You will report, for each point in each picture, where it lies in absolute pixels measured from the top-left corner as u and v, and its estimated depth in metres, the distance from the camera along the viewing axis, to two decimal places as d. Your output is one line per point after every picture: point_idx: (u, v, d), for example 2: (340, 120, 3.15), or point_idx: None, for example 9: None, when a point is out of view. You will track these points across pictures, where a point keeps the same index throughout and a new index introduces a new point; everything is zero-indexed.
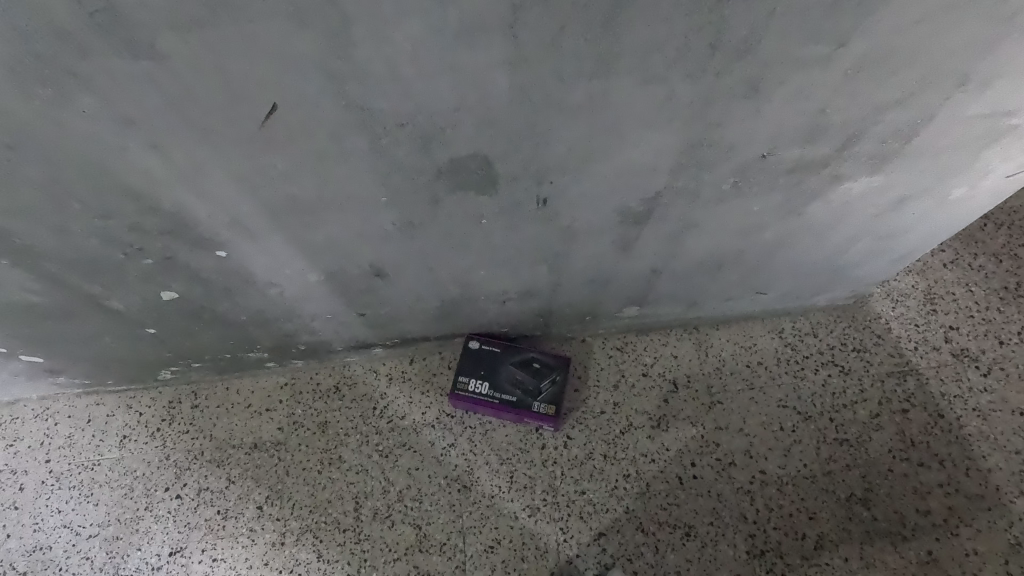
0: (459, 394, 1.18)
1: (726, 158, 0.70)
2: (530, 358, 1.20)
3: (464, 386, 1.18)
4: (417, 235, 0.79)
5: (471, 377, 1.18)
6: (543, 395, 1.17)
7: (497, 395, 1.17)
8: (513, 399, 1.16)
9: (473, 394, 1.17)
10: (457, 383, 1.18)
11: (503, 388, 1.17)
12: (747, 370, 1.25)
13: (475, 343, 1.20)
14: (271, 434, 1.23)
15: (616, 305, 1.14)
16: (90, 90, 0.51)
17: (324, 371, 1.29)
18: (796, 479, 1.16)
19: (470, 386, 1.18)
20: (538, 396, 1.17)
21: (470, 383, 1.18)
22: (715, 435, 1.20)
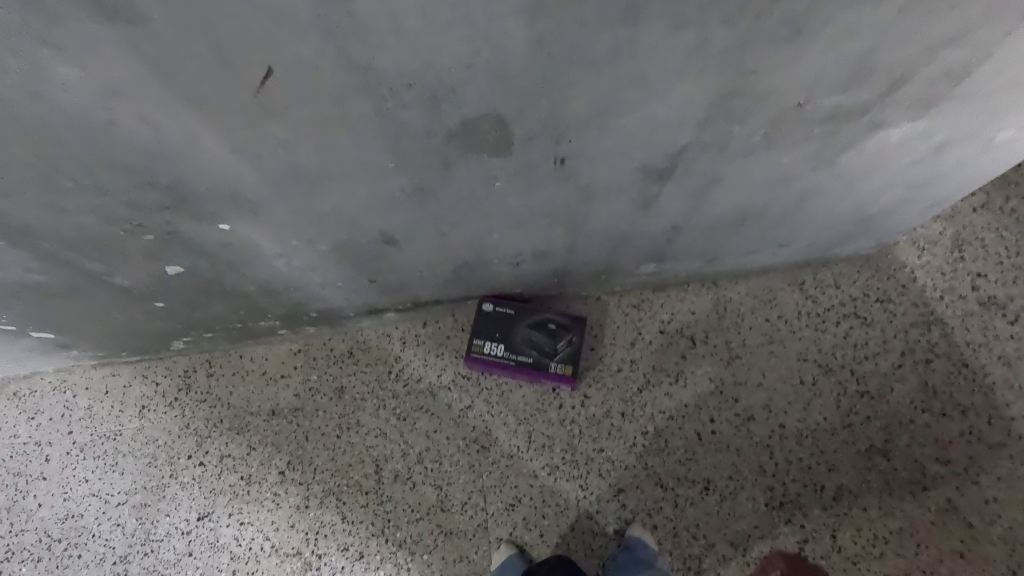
0: (474, 357, 1.17)
1: (759, 108, 0.65)
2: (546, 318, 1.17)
3: (479, 349, 1.17)
4: (428, 199, 0.75)
5: (486, 339, 1.17)
6: (560, 356, 1.16)
7: (513, 357, 1.16)
8: (530, 361, 1.16)
9: (489, 356, 1.17)
10: (472, 346, 1.17)
11: (519, 350, 1.16)
12: (767, 323, 1.23)
13: (489, 305, 1.18)
14: (288, 401, 1.23)
15: (633, 262, 1.11)
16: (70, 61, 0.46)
17: (338, 337, 1.27)
18: (815, 432, 1.15)
19: (486, 348, 1.17)
20: (555, 357, 1.16)
21: (486, 345, 1.17)
22: (734, 390, 1.19)
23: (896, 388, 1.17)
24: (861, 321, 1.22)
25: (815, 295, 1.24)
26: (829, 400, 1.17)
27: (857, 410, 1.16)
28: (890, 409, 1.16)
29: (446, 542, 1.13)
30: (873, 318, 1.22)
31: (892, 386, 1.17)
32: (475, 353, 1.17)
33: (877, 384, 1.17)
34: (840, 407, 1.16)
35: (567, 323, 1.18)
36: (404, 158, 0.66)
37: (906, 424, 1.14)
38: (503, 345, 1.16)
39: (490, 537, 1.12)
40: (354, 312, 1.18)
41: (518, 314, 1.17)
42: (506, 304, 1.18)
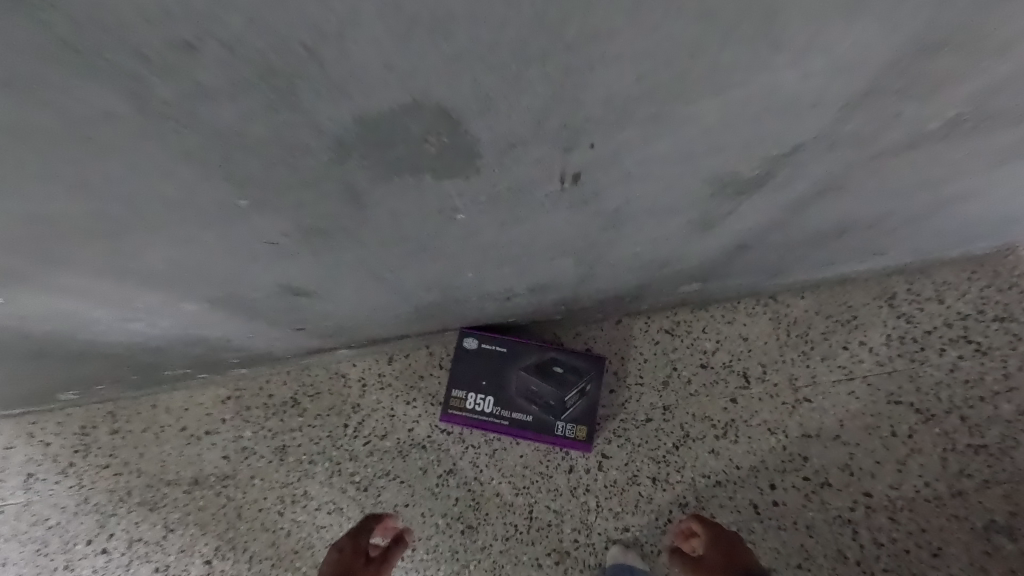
0: (453, 415, 0.88)
1: (953, 48, 0.34)
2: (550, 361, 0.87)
3: (460, 404, 0.88)
4: (348, 210, 0.45)
5: (468, 390, 0.88)
6: (569, 412, 0.87)
7: (506, 414, 0.87)
8: (528, 419, 0.87)
9: (473, 414, 0.88)
10: (450, 399, 0.88)
11: (513, 405, 0.87)
12: (845, 353, 0.92)
13: (473, 343, 0.88)
14: (214, 466, 0.95)
15: (668, 283, 0.80)
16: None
17: (277, 378, 0.98)
18: (914, 502, 0.86)
19: (469, 403, 0.88)
20: (563, 414, 0.87)
21: (468, 399, 0.88)
22: (802, 446, 0.89)
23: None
24: (974, 348, 0.90)
25: (911, 314, 0.92)
26: (931, 459, 0.87)
27: (970, 472, 0.86)
28: (1016, 470, 0.86)
29: None
30: (990, 345, 0.90)
31: (1018, 438, 0.87)
32: (454, 409, 0.88)
33: (997, 435, 0.87)
34: (946, 468, 0.87)
35: (578, 367, 0.88)
36: (272, 153, 0.36)
37: None
38: (491, 398, 0.87)
39: None
40: (292, 351, 0.89)
41: (512, 355, 0.87)
42: (495, 341, 0.88)
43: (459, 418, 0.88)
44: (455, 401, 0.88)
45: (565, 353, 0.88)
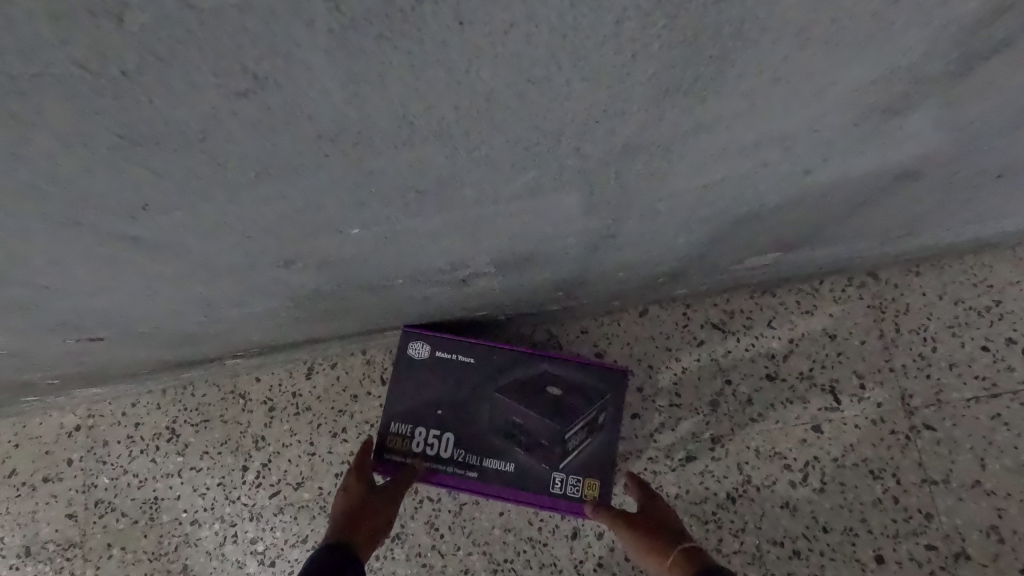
0: (393, 465, 0.58)
1: None
2: (538, 377, 0.59)
3: (403, 447, 0.58)
4: None
5: (416, 425, 0.59)
6: (570, 457, 0.57)
7: (474, 460, 0.58)
8: (508, 469, 0.58)
9: (423, 462, 0.58)
10: (388, 440, 0.58)
11: (484, 446, 0.58)
12: (985, 356, 0.61)
13: (422, 351, 0.60)
14: (55, 530, 0.65)
15: (721, 241, 0.51)
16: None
17: (150, 400, 0.68)
18: None
19: (416, 446, 0.58)
20: (560, 460, 0.57)
21: (416, 439, 0.58)
22: (924, 497, 0.59)
23: None
24: None
25: None
26: None
27: None
28: None
29: None
30: None
31: None
32: (394, 456, 0.58)
33: None
34: None
35: (583, 386, 0.58)
36: None
37: None
38: (451, 435, 0.58)
39: None
40: (159, 348, 0.60)
41: (481, 369, 0.59)
42: (456, 348, 0.60)
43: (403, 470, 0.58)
44: (396, 444, 0.58)
45: (560, 364, 0.59)
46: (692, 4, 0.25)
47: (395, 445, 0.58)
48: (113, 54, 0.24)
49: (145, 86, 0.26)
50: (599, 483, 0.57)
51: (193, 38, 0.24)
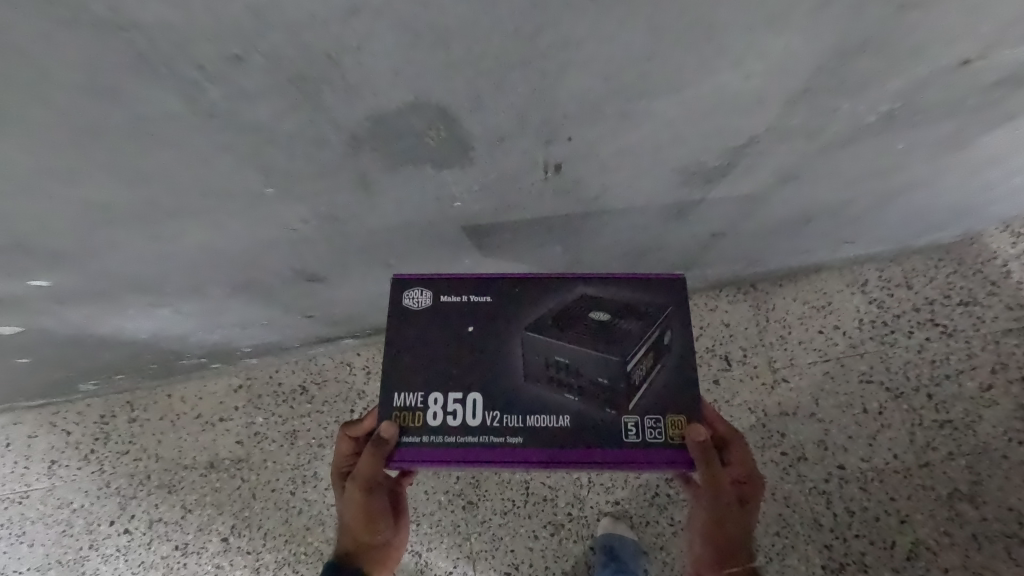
0: (408, 447, 0.56)
1: (888, 75, 0.38)
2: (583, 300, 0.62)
3: (417, 422, 0.57)
4: (353, 225, 0.49)
5: (427, 392, 0.58)
6: (642, 396, 0.58)
7: (517, 423, 0.57)
8: (563, 423, 0.57)
9: (441, 437, 0.56)
10: (393, 418, 0.57)
11: (534, 403, 0.58)
12: (821, 337, 0.98)
13: (423, 298, 0.60)
14: (229, 450, 1.00)
15: None
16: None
17: (287, 368, 1.04)
18: (883, 474, 0.92)
19: (430, 417, 0.57)
20: (632, 404, 0.57)
21: (430, 408, 0.57)
22: (781, 423, 0.95)
23: (985, 416, 0.93)
24: (939, 331, 0.97)
25: (882, 299, 0.98)
26: (900, 433, 0.93)
27: (935, 444, 0.92)
28: (977, 443, 0.92)
29: None
30: (955, 327, 0.97)
31: (980, 413, 0.93)
32: (408, 436, 0.57)
33: (961, 411, 0.93)
34: (913, 441, 0.93)
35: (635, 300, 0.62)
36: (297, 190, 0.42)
37: (997, 462, 0.91)
38: (479, 394, 0.58)
39: None
40: (303, 343, 0.95)
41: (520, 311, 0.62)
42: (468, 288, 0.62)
43: (422, 451, 0.56)
44: (404, 419, 0.57)
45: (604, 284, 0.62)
46: (614, 226, 0.60)
47: (401, 420, 0.57)
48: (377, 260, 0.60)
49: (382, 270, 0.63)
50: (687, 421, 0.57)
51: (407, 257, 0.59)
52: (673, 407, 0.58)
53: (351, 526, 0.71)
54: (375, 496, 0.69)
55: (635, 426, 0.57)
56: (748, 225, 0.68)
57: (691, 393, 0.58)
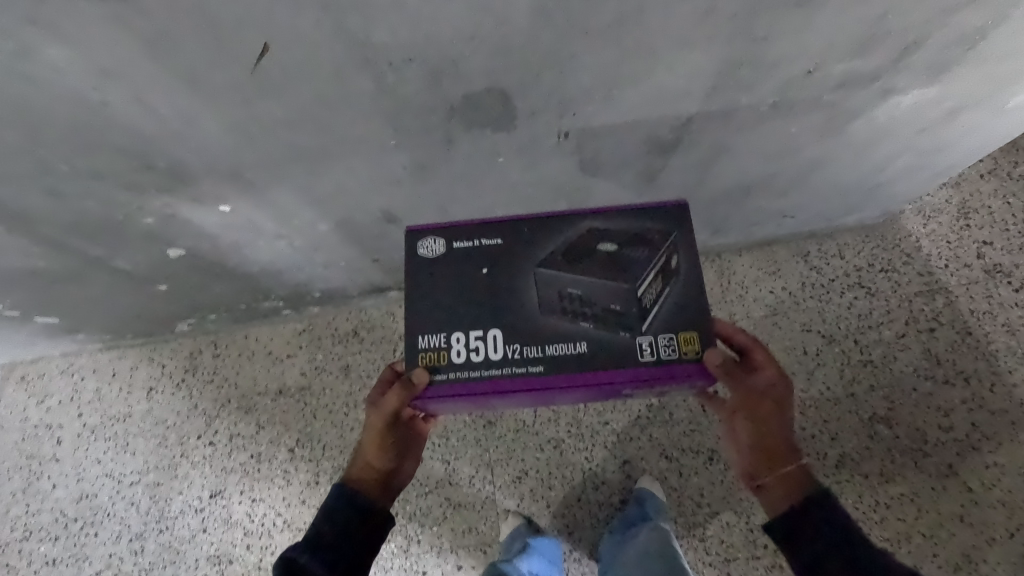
0: (436, 384, 0.72)
1: (767, 76, 0.63)
2: (590, 235, 0.78)
3: (444, 360, 0.72)
4: (429, 177, 0.74)
5: (450, 333, 0.74)
6: (654, 319, 0.73)
7: (535, 352, 0.73)
8: (579, 348, 0.73)
9: (467, 371, 0.72)
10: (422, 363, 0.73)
11: (557, 333, 0.73)
12: (771, 296, 1.22)
13: (437, 246, 0.77)
14: (294, 380, 1.24)
15: None
16: (96, 71, 0.49)
17: (341, 316, 1.27)
18: (818, 401, 1.16)
19: (454, 355, 0.73)
20: (645, 326, 0.72)
21: (453, 347, 0.73)
22: None
23: (899, 357, 1.17)
24: (865, 291, 1.21)
25: (820, 266, 1.23)
26: (832, 370, 1.17)
27: (859, 379, 1.16)
28: (892, 378, 1.16)
29: (455, 514, 1.15)
30: (878, 288, 1.21)
31: (895, 355, 1.17)
32: (437, 374, 0.72)
33: (880, 353, 1.18)
34: (842, 376, 1.17)
35: (636, 231, 0.78)
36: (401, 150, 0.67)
37: (908, 392, 1.15)
38: (497, 331, 0.74)
39: (498, 508, 1.14)
40: (359, 293, 1.19)
41: (541, 252, 0.77)
42: (490, 232, 0.78)
43: (452, 385, 0.72)
44: (430, 360, 0.73)
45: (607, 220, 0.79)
46: (606, 188, 0.84)
47: (429, 361, 0.73)
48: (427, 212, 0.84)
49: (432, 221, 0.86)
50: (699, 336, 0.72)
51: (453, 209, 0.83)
52: (681, 326, 0.72)
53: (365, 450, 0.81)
54: (391, 431, 0.80)
55: (649, 346, 0.72)
56: (705, 192, 0.92)
57: (693, 312, 0.73)
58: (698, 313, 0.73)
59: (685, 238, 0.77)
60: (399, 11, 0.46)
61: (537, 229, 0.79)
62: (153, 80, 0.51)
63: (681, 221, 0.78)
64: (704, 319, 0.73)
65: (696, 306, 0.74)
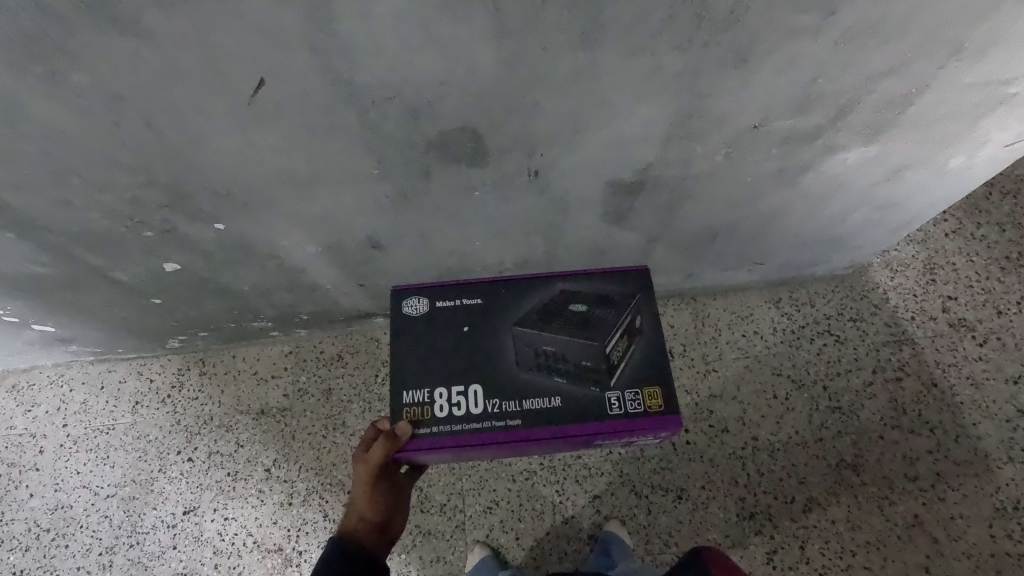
0: (419, 438, 0.76)
1: (716, 129, 0.71)
2: (563, 296, 0.85)
3: (426, 415, 0.77)
4: (410, 206, 0.80)
5: (433, 389, 0.78)
6: (621, 374, 0.79)
7: (514, 407, 0.77)
8: (557, 403, 0.78)
9: (447, 426, 0.76)
10: (405, 418, 0.77)
11: (534, 388, 0.78)
12: (743, 339, 1.26)
13: (421, 305, 0.83)
14: (277, 400, 1.26)
15: None
16: (112, 97, 0.57)
17: (327, 340, 1.31)
18: (787, 445, 1.17)
19: (437, 410, 0.77)
20: (613, 381, 0.78)
21: (436, 402, 0.78)
22: (710, 402, 1.21)
23: (866, 405, 1.19)
24: (833, 338, 1.25)
25: (791, 313, 1.28)
26: (800, 415, 1.19)
27: (828, 425, 1.18)
28: (860, 424, 1.18)
29: (424, 542, 1.15)
30: (846, 336, 1.25)
31: (862, 403, 1.20)
32: (421, 428, 0.76)
33: (848, 400, 1.20)
34: (811, 421, 1.19)
35: (603, 293, 0.85)
36: (382, 180, 0.73)
37: (875, 440, 1.16)
38: (479, 386, 0.79)
39: (467, 538, 1.14)
40: (345, 318, 1.24)
41: (518, 311, 0.83)
42: (471, 292, 0.84)
43: (434, 439, 0.76)
44: (414, 415, 0.77)
45: (579, 282, 0.86)
46: (577, 226, 0.91)
47: (413, 417, 0.77)
48: (408, 245, 0.91)
49: (413, 251, 0.93)
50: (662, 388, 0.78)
51: (433, 239, 0.89)
52: (645, 381, 0.78)
53: (356, 503, 0.82)
54: (381, 482, 0.82)
55: (617, 401, 0.77)
56: (673, 235, 0.98)
57: (656, 367, 0.80)
58: (661, 370, 0.79)
59: (648, 301, 0.84)
60: (380, 57, 0.54)
61: (516, 290, 0.85)
62: (162, 106, 0.58)
63: (644, 283, 0.85)
64: (665, 374, 0.79)
65: (660, 362, 0.80)
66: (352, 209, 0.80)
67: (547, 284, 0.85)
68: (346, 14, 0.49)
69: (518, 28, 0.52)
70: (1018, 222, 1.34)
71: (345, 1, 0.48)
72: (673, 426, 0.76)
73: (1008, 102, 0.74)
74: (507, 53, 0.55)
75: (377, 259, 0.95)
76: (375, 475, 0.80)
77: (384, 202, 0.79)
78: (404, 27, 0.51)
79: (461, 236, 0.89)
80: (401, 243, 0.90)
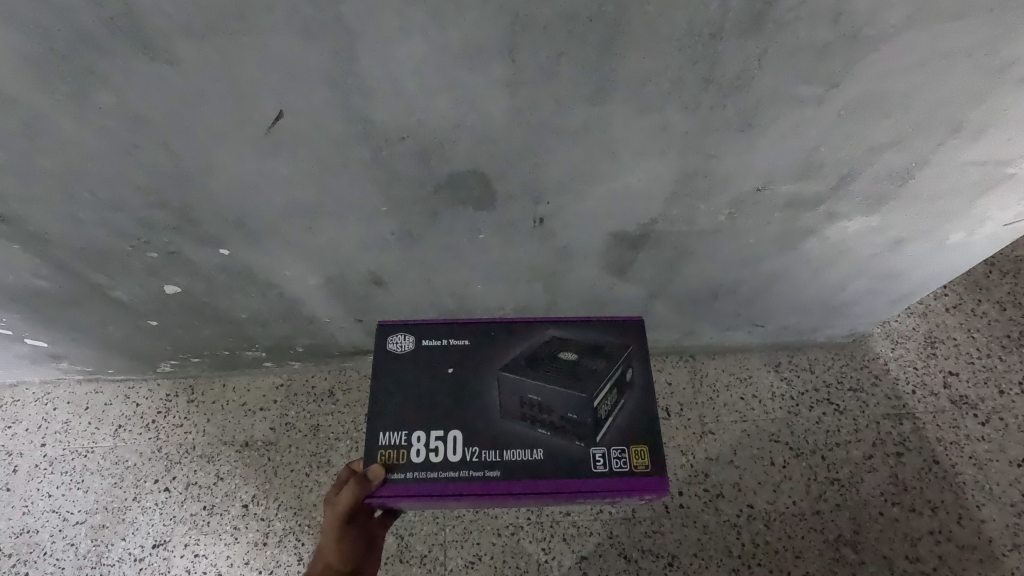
0: (392, 483, 0.73)
1: (720, 189, 0.72)
2: (552, 344, 0.84)
3: (401, 459, 0.75)
4: (414, 244, 0.81)
5: (411, 432, 0.77)
6: (608, 430, 0.77)
7: (494, 458, 0.75)
8: (538, 455, 0.75)
9: (422, 472, 0.74)
10: (381, 460, 0.75)
11: (516, 439, 0.77)
12: (741, 402, 1.25)
13: (405, 343, 0.83)
14: (262, 434, 1.24)
15: None
16: (133, 117, 0.58)
17: (321, 375, 1.29)
18: (784, 515, 1.13)
19: (414, 454, 0.75)
20: (599, 437, 0.76)
21: (412, 446, 0.76)
22: (705, 465, 1.18)
23: (866, 478, 1.16)
24: (833, 408, 1.23)
25: (789, 378, 1.27)
26: (798, 484, 1.16)
27: (826, 496, 1.15)
28: (859, 499, 1.14)
29: None
30: (846, 406, 1.23)
31: (862, 476, 1.16)
32: (394, 473, 0.74)
33: (847, 472, 1.17)
34: (809, 492, 1.15)
35: (594, 342, 0.84)
36: (388, 216, 0.74)
37: (875, 516, 1.12)
38: (457, 433, 0.77)
39: None
40: (340, 354, 1.22)
41: (504, 356, 0.83)
42: (457, 334, 0.84)
43: (409, 485, 0.73)
44: (389, 458, 0.75)
45: (569, 329, 0.85)
46: (579, 275, 0.91)
47: (389, 460, 0.75)
48: (408, 282, 0.91)
49: (412, 289, 0.93)
50: (648, 448, 0.76)
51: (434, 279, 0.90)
52: (633, 439, 0.77)
53: (324, 551, 0.80)
54: (349, 532, 0.79)
55: (603, 458, 0.75)
56: (675, 291, 0.98)
57: (643, 423, 0.78)
58: (649, 428, 0.78)
59: (639, 353, 0.83)
60: (397, 97, 0.56)
61: (504, 335, 0.84)
62: (181, 130, 0.60)
63: (635, 334, 0.85)
64: (653, 432, 0.77)
65: (648, 419, 0.79)
66: (355, 243, 0.80)
67: (536, 330, 0.85)
68: (368, 54, 0.51)
69: (533, 78, 0.54)
70: (1018, 302, 1.34)
71: (369, 42, 0.50)
72: (660, 488, 0.74)
73: (1006, 181, 0.75)
74: (520, 102, 0.57)
75: (377, 296, 0.95)
76: (343, 525, 0.77)
77: (388, 240, 0.79)
78: (423, 70, 0.53)
79: (462, 276, 0.89)
80: (401, 280, 0.90)
